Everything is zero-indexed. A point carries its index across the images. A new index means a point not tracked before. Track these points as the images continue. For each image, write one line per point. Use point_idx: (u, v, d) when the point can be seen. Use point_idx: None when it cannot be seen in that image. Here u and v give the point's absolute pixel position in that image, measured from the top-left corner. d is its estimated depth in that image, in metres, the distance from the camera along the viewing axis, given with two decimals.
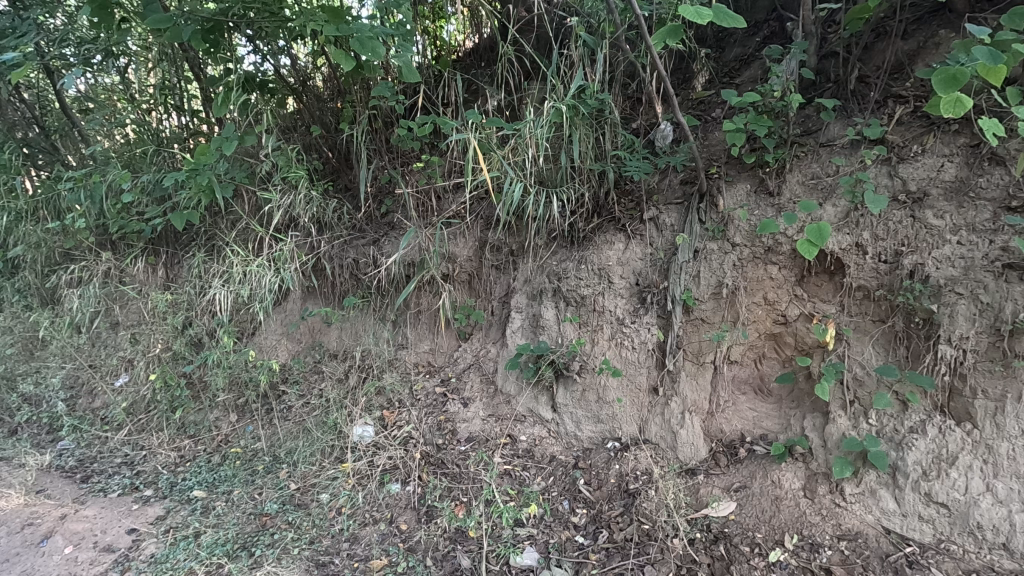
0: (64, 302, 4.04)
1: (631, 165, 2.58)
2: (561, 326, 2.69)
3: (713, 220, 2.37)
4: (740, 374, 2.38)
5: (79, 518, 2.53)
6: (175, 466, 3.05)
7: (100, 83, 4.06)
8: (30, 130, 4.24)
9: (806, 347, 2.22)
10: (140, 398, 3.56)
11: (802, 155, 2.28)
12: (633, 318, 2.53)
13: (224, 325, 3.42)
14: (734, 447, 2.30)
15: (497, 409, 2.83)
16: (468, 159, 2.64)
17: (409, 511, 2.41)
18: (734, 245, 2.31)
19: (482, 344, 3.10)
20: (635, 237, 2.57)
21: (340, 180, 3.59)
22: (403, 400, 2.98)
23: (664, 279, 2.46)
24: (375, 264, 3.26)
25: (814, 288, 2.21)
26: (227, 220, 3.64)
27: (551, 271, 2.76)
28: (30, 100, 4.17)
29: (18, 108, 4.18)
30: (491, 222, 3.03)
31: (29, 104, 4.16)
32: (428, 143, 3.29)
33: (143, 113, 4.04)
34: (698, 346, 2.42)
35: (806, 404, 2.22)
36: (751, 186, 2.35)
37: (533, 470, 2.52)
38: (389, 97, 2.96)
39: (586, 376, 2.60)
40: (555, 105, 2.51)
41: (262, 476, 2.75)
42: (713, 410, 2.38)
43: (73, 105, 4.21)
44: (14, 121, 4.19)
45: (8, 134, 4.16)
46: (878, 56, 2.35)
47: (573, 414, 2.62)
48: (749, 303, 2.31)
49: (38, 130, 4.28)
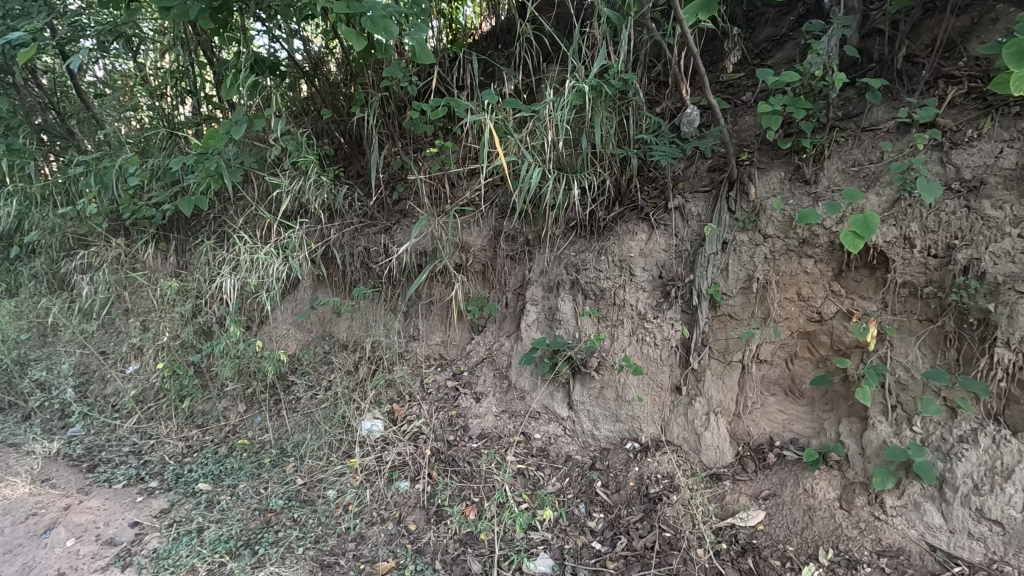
0: (76, 288, 4.02)
1: (658, 150, 2.41)
2: (579, 320, 2.57)
3: (743, 209, 2.23)
4: (770, 375, 2.23)
5: (83, 509, 2.47)
6: (183, 457, 3.00)
7: (117, 69, 4.06)
8: (47, 115, 4.15)
9: (843, 347, 2.07)
10: (150, 387, 3.52)
11: (841, 141, 2.13)
12: (655, 312, 2.40)
13: (232, 314, 3.36)
14: (763, 452, 2.15)
15: (510, 405, 2.72)
16: (483, 143, 2.51)
17: (418, 510, 2.32)
18: (766, 237, 2.17)
19: (495, 337, 2.99)
20: (659, 227, 2.43)
21: (352, 167, 3.46)
22: (414, 393, 2.89)
23: (690, 272, 2.32)
24: (385, 253, 3.17)
25: (853, 285, 2.05)
26: (236, 206, 3.56)
27: (569, 262, 2.63)
28: (49, 85, 4.10)
29: (35, 93, 4.07)
30: (506, 210, 2.90)
31: (46, 89, 4.08)
32: (442, 127, 3.15)
33: (157, 99, 4.00)
34: (726, 343, 2.27)
35: (841, 407, 2.07)
36: (786, 173, 2.19)
37: (548, 470, 2.41)
38: (402, 78, 2.83)
39: (605, 373, 2.48)
40: (577, 85, 2.37)
41: (268, 470, 2.68)
42: (740, 412, 2.24)
43: (86, 89, 4.11)
44: (31, 105, 4.06)
45: (25, 119, 4.06)
46: (928, 32, 2.16)
47: (590, 412, 2.50)
48: (781, 300, 2.17)
49: (54, 116, 4.20)
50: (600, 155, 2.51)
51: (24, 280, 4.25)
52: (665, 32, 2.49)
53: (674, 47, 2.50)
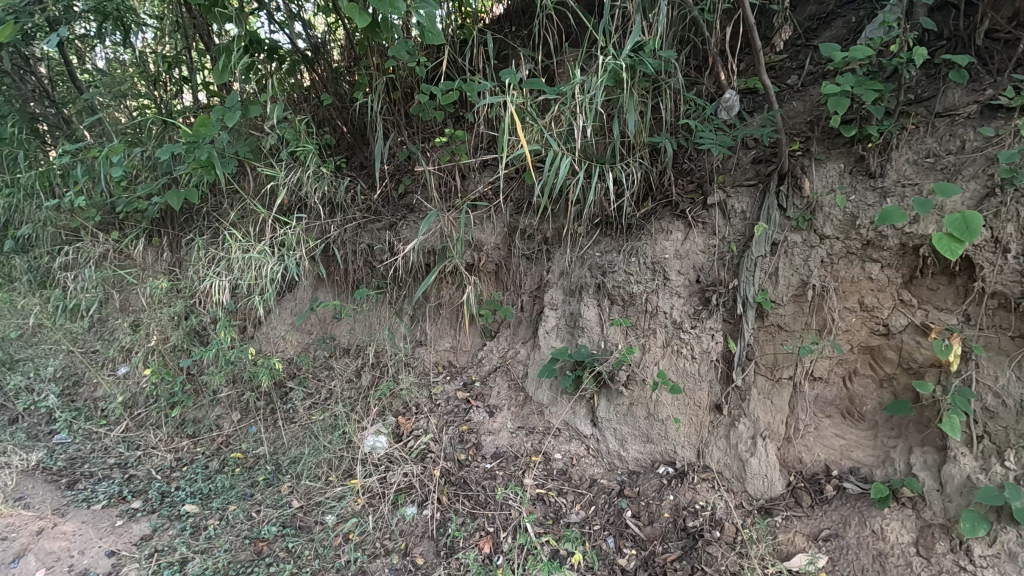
0: (62, 286, 3.79)
1: (701, 139, 2.14)
2: (605, 328, 2.32)
3: (796, 206, 1.96)
4: (826, 394, 1.97)
5: (57, 534, 2.24)
6: (171, 471, 2.77)
7: (118, 58, 3.79)
8: (42, 104, 3.89)
9: (914, 365, 1.81)
10: (140, 392, 3.30)
11: (912, 128, 1.85)
12: (692, 322, 2.15)
13: (226, 315, 3.12)
14: (817, 482, 1.90)
15: (527, 421, 2.48)
16: (501, 130, 2.21)
17: (425, 542, 2.08)
18: (823, 238, 1.91)
19: (509, 343, 2.77)
20: (697, 226, 2.18)
21: (355, 157, 3.21)
22: (421, 405, 2.66)
23: (733, 277, 2.06)
24: (391, 251, 2.93)
25: (926, 294, 1.79)
26: (231, 199, 3.31)
27: (594, 264, 2.39)
28: (48, 75, 3.85)
29: (30, 79, 3.82)
30: (523, 204, 2.65)
31: (42, 77, 3.82)
32: (452, 114, 2.87)
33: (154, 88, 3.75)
34: (774, 358, 2.01)
35: (911, 434, 1.81)
36: (847, 165, 1.92)
37: (570, 496, 2.17)
38: (408, 58, 2.55)
39: (634, 389, 2.23)
40: (609, 64, 2.07)
41: (261, 490, 2.45)
42: (790, 436, 1.98)
43: (84, 77, 3.86)
44: (26, 93, 3.82)
45: (19, 107, 3.83)
46: (1012, 3, 1.82)
47: (616, 431, 2.26)
48: (840, 310, 1.91)
49: (50, 105, 3.94)
50: (630, 144, 2.25)
51: (8, 275, 4.00)
52: (704, 6, 2.21)
53: (713, 23, 2.21)
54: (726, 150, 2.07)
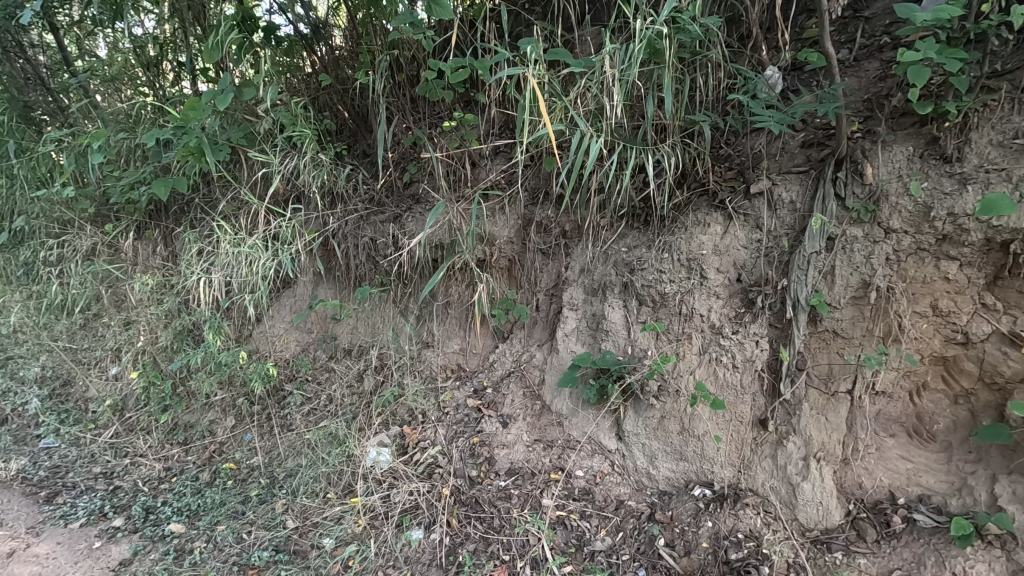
0: (47, 282, 3.58)
1: (751, 117, 1.88)
2: (632, 332, 2.11)
3: (857, 195, 1.72)
4: (890, 411, 1.73)
5: (29, 558, 2.05)
6: (159, 483, 2.56)
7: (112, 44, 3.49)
8: (36, 93, 3.69)
9: (999, 379, 1.58)
10: (130, 395, 3.10)
11: (994, 105, 1.58)
12: (733, 326, 1.91)
13: (215, 315, 2.91)
14: (882, 512, 1.66)
15: (545, 433, 2.26)
16: (522, 109, 1.92)
17: (433, 571, 1.86)
18: (888, 232, 1.68)
19: (524, 345, 2.56)
20: (738, 218, 1.93)
21: (358, 145, 2.97)
22: (428, 414, 2.46)
23: (782, 276, 1.83)
24: (395, 246, 2.71)
25: (1015, 297, 1.55)
26: (223, 188, 3.08)
27: (620, 260, 2.16)
28: (47, 63, 3.61)
29: (25, 66, 3.62)
30: (540, 194, 2.41)
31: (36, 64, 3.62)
32: (462, 96, 2.63)
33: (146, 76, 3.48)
34: (829, 369, 1.77)
35: (995, 458, 1.57)
36: (917, 148, 1.67)
37: (594, 520, 1.94)
38: (413, 32, 2.28)
39: (666, 401, 2.00)
40: (646, 32, 1.80)
41: (254, 508, 2.23)
42: (847, 457, 1.73)
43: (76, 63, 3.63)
44: (20, 81, 3.62)
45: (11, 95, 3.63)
46: None
47: (645, 446, 2.04)
48: (911, 314, 1.66)
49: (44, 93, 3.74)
50: (661, 127, 2.01)
51: None
52: None
53: None
54: (782, 130, 1.80)
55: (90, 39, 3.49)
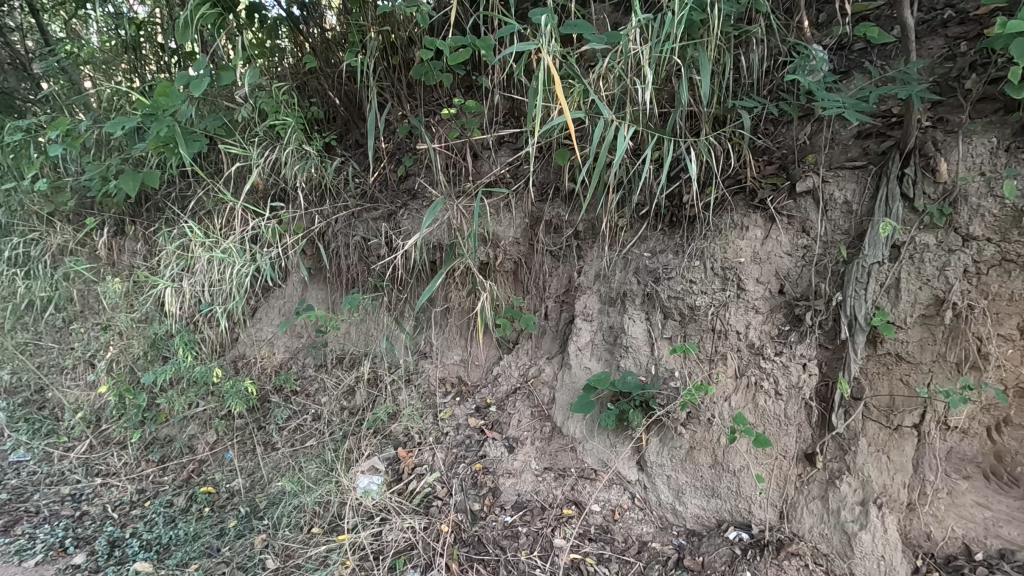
0: (13, 282, 3.28)
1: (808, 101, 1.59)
2: (656, 348, 1.87)
3: (928, 196, 1.45)
4: (964, 449, 1.50)
5: None
6: (129, 508, 2.30)
7: (78, 24, 3.16)
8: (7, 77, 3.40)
9: None
10: (103, 407, 2.85)
11: None
12: (776, 346, 1.66)
13: (182, 329, 2.74)
14: (957, 571, 1.43)
15: (556, 460, 2.02)
16: (538, 93, 1.62)
17: None
18: (967, 241, 1.42)
19: (531, 358, 2.32)
20: (782, 220, 1.68)
21: (351, 135, 2.65)
22: (426, 436, 2.21)
23: (836, 290, 1.57)
24: (388, 246, 2.46)
25: None
26: (202, 182, 2.82)
27: (643, 267, 1.91)
28: (33, 48, 3.40)
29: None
30: (550, 190, 2.15)
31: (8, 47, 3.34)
32: (464, 80, 2.36)
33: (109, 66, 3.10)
34: (891, 399, 1.52)
35: None
36: (1003, 139, 1.39)
37: (614, 566, 1.68)
38: (406, 6, 2.01)
39: (695, 430, 1.76)
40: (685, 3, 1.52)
41: (230, 544, 1.98)
42: (912, 502, 1.50)
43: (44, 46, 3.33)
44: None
45: None
46: None
47: (671, 479, 1.80)
48: (994, 338, 1.42)
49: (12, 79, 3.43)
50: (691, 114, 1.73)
51: None
52: None
53: None
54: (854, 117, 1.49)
55: (68, 21, 3.21)
